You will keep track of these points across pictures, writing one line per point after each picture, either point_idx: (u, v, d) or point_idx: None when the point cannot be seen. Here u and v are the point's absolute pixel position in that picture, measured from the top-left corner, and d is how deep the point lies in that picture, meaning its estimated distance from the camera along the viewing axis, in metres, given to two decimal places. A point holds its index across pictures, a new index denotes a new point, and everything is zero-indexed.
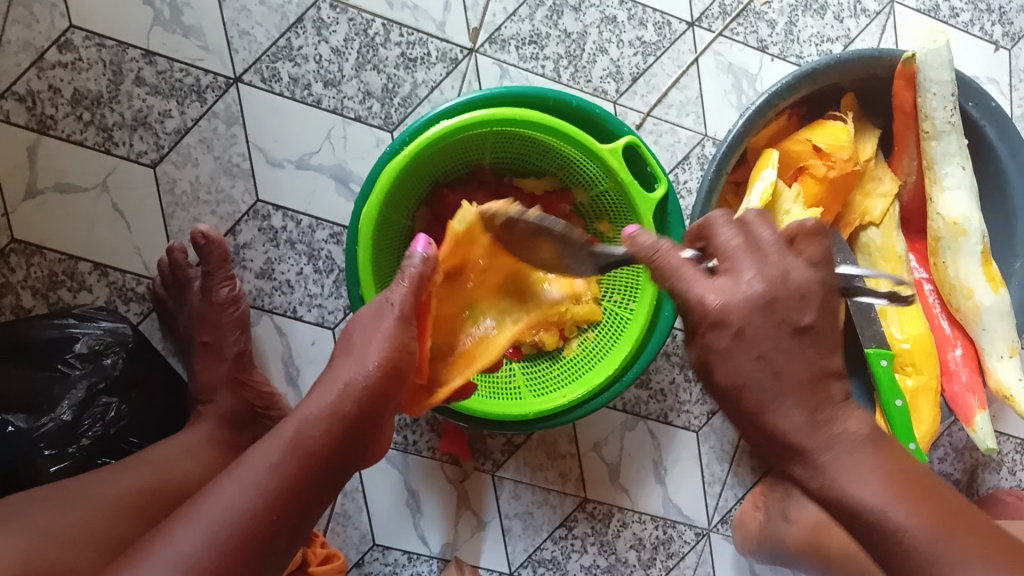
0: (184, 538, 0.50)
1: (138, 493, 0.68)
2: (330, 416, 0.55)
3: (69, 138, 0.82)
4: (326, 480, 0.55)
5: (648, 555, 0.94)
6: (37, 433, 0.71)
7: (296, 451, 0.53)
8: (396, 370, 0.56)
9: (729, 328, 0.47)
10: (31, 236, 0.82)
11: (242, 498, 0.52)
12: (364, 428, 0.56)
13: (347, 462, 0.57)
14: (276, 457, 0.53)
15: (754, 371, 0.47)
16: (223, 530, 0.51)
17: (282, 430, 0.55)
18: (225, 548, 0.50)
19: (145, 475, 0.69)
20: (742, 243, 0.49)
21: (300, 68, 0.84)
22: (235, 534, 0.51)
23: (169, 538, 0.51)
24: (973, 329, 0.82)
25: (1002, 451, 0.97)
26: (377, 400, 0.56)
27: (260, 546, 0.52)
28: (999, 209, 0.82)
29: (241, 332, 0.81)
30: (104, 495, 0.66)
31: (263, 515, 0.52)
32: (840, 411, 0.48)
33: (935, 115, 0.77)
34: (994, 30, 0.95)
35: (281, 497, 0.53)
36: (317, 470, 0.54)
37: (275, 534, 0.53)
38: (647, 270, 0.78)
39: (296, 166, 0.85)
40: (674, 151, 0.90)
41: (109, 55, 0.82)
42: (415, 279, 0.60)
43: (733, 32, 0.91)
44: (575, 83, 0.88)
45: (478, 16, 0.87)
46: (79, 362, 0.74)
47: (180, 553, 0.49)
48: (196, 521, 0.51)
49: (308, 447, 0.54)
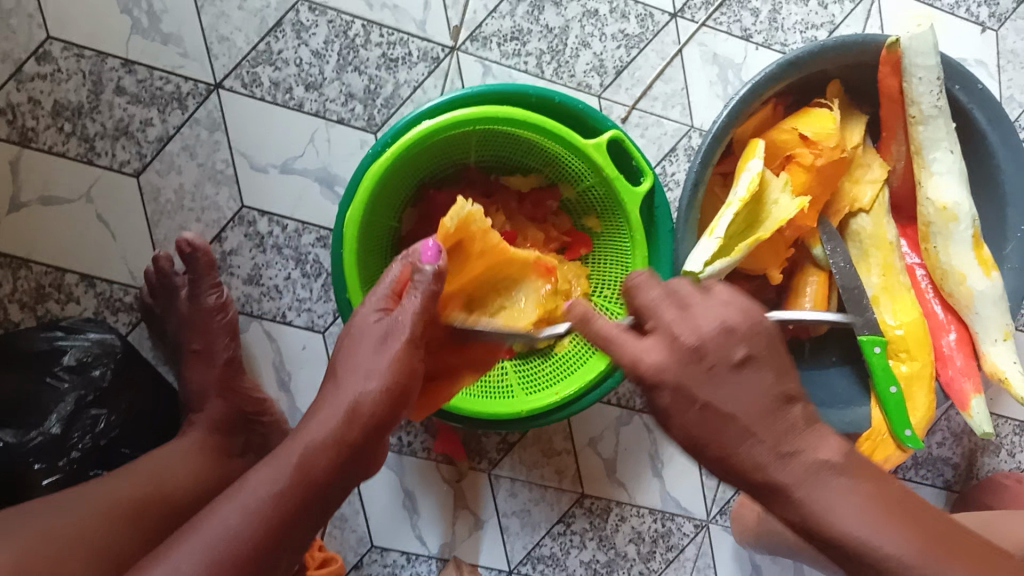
0: (183, 560, 0.50)
1: (132, 501, 0.67)
2: (336, 442, 0.55)
3: (51, 149, 0.81)
4: (326, 502, 0.55)
5: (647, 549, 0.94)
6: (27, 447, 0.71)
7: (301, 477, 0.53)
8: (400, 392, 0.57)
9: (666, 386, 0.47)
10: (17, 249, 0.81)
11: (243, 522, 0.51)
12: (369, 449, 0.57)
13: (354, 481, 0.57)
14: (282, 483, 0.53)
15: (702, 422, 0.47)
16: (223, 556, 0.50)
17: (285, 452, 0.55)
18: (222, 573, 0.50)
19: (139, 483, 0.69)
20: (663, 296, 0.48)
21: (281, 72, 0.84)
22: (236, 559, 0.50)
23: (167, 559, 0.50)
24: (966, 314, 0.82)
25: (1000, 433, 0.97)
26: (382, 422, 0.57)
27: (263, 570, 0.52)
28: (990, 192, 0.81)
29: (230, 339, 0.80)
30: (98, 500, 0.66)
31: (263, 539, 0.51)
32: (806, 440, 0.47)
33: (922, 100, 0.76)
34: (981, 12, 0.94)
35: (284, 522, 0.52)
36: (320, 494, 0.54)
37: (277, 554, 0.52)
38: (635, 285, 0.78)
39: (280, 171, 0.84)
40: (660, 144, 0.89)
41: (88, 65, 0.81)
42: (429, 294, 0.59)
43: (716, 22, 0.90)
44: (558, 78, 0.88)
45: (459, 14, 0.86)
46: (67, 374, 0.74)
47: (181, 574, 0.49)
48: (197, 545, 0.50)
49: (314, 474, 0.54)
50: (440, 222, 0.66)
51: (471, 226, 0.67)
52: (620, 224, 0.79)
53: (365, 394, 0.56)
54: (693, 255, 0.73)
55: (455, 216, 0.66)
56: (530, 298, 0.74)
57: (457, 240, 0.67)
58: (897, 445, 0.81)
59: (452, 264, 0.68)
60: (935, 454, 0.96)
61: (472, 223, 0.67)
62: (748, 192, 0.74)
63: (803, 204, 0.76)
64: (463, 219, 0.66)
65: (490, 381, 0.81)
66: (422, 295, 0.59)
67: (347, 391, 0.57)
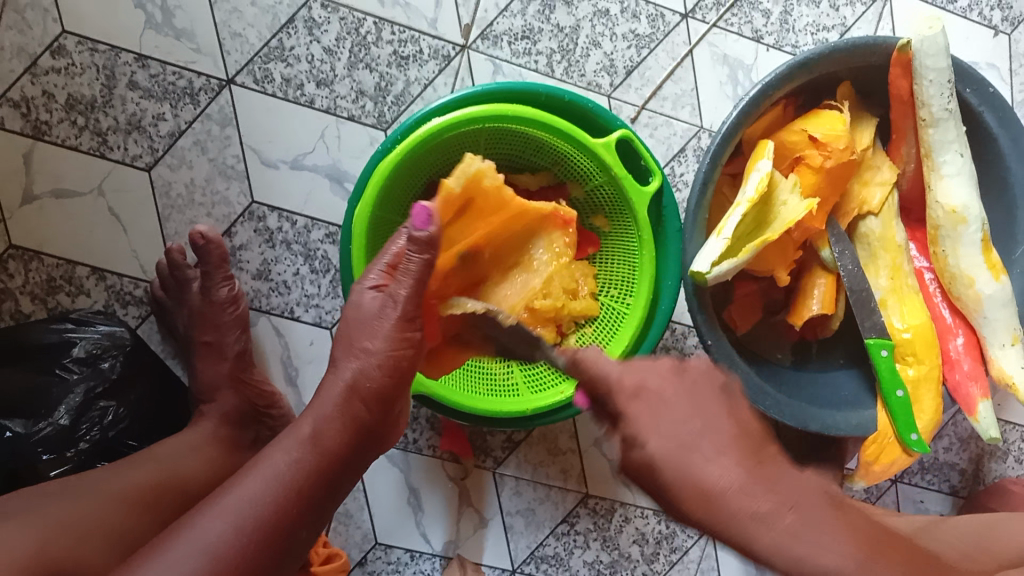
0: (209, 527, 0.50)
1: (145, 487, 0.68)
2: (347, 417, 0.56)
3: (64, 143, 0.82)
4: (342, 474, 0.56)
5: (651, 550, 0.94)
6: (35, 438, 0.71)
7: (316, 449, 0.55)
8: (397, 369, 0.57)
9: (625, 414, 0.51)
10: (29, 241, 0.82)
11: (266, 490, 0.52)
12: (381, 425, 0.58)
13: (365, 457, 0.59)
14: (297, 453, 0.54)
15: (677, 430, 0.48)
16: (248, 523, 0.51)
17: (296, 428, 0.56)
18: (247, 538, 0.50)
19: (152, 468, 0.70)
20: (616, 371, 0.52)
21: (292, 68, 0.84)
22: (259, 525, 0.51)
23: (193, 529, 0.50)
24: (974, 318, 0.81)
25: (1007, 440, 0.97)
26: (390, 396, 0.57)
27: (284, 540, 0.52)
28: (999, 196, 0.81)
29: (241, 331, 0.81)
30: (112, 486, 0.66)
31: (286, 510, 0.52)
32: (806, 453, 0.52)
33: (933, 103, 0.75)
34: (993, 15, 0.94)
35: (304, 490, 0.53)
36: (337, 467, 0.56)
37: (299, 525, 0.53)
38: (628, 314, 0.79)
39: (291, 167, 0.85)
40: (670, 144, 0.89)
41: (102, 59, 0.82)
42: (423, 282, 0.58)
43: (727, 23, 0.90)
44: (568, 78, 0.88)
45: (470, 13, 0.86)
46: (77, 366, 0.75)
47: (211, 541, 0.49)
48: (220, 512, 0.51)
49: (328, 444, 0.55)
50: (441, 181, 0.68)
51: (481, 183, 0.71)
52: (627, 223, 0.79)
53: (366, 373, 0.57)
54: (699, 256, 0.73)
55: (460, 176, 0.69)
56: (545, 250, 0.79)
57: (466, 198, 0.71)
58: (902, 448, 0.80)
59: (454, 222, 0.72)
60: (941, 459, 0.96)
61: (482, 180, 0.70)
62: (757, 193, 0.74)
63: (811, 206, 0.75)
64: (472, 176, 0.69)
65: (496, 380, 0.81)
66: (411, 281, 0.58)
67: (338, 377, 0.57)
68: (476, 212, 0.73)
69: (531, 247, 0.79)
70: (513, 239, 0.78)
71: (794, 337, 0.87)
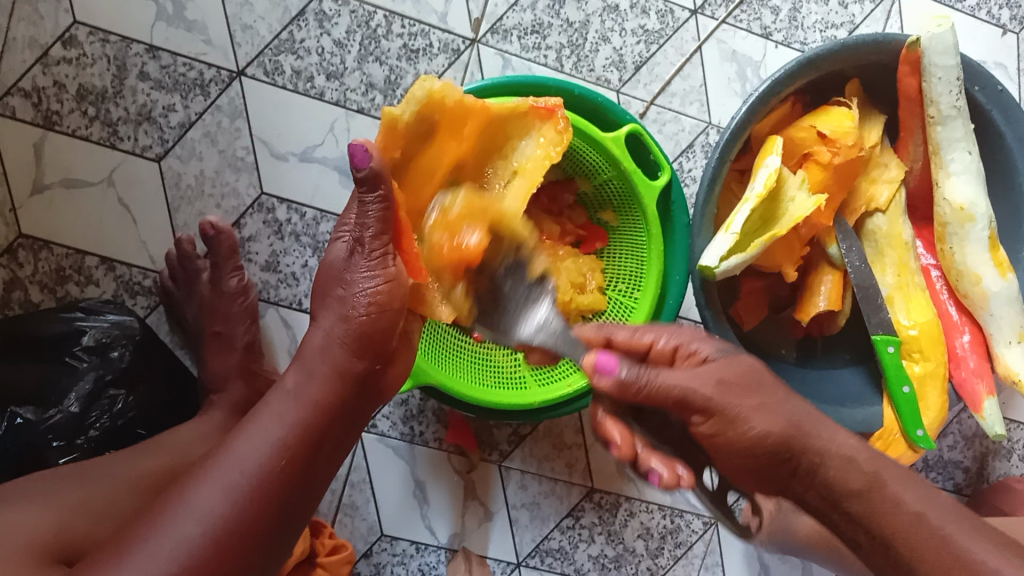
0: (206, 497, 0.50)
1: (159, 473, 0.68)
2: (330, 368, 0.56)
3: (75, 133, 0.82)
4: (336, 427, 0.57)
5: (656, 544, 0.94)
6: (46, 425, 0.72)
7: (308, 406, 0.55)
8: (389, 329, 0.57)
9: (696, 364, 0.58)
10: (39, 231, 0.82)
11: (260, 452, 0.52)
12: (374, 368, 0.58)
13: (360, 403, 0.59)
14: (296, 415, 0.54)
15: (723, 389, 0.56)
16: (245, 486, 0.50)
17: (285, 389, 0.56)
18: (249, 505, 0.50)
19: (167, 452, 0.71)
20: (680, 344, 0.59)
21: (302, 61, 0.84)
22: (254, 487, 0.51)
23: (186, 499, 0.50)
24: (980, 314, 0.81)
25: (1013, 437, 0.97)
26: (376, 338, 0.57)
27: (281, 500, 0.52)
28: (1006, 193, 0.81)
29: (250, 323, 0.82)
30: (127, 473, 0.66)
31: (282, 466, 0.52)
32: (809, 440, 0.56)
33: (941, 100, 0.76)
34: (1002, 14, 0.94)
35: (296, 449, 0.53)
36: (331, 420, 0.56)
37: (298, 485, 0.54)
38: (636, 309, 0.80)
39: (300, 159, 0.85)
40: (677, 140, 0.90)
41: (113, 50, 0.82)
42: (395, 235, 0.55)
43: (736, 19, 0.90)
44: (577, 73, 0.88)
45: (480, 7, 0.87)
46: (86, 355, 0.75)
47: (208, 512, 0.49)
48: (213, 480, 0.51)
49: (310, 395, 0.55)
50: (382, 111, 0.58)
51: (443, 103, 0.59)
52: (636, 219, 0.79)
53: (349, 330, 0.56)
54: (708, 250, 0.72)
55: (411, 100, 0.58)
56: (535, 146, 0.66)
57: (425, 119, 0.60)
58: (908, 445, 0.81)
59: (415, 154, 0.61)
60: (946, 457, 0.97)
61: (440, 99, 0.59)
62: (765, 189, 0.74)
63: (820, 202, 0.75)
64: (424, 99, 0.58)
65: (502, 371, 0.81)
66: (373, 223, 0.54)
67: (317, 328, 0.57)
68: (438, 128, 0.61)
69: (515, 144, 0.67)
70: (492, 143, 0.66)
71: (800, 334, 0.89)
